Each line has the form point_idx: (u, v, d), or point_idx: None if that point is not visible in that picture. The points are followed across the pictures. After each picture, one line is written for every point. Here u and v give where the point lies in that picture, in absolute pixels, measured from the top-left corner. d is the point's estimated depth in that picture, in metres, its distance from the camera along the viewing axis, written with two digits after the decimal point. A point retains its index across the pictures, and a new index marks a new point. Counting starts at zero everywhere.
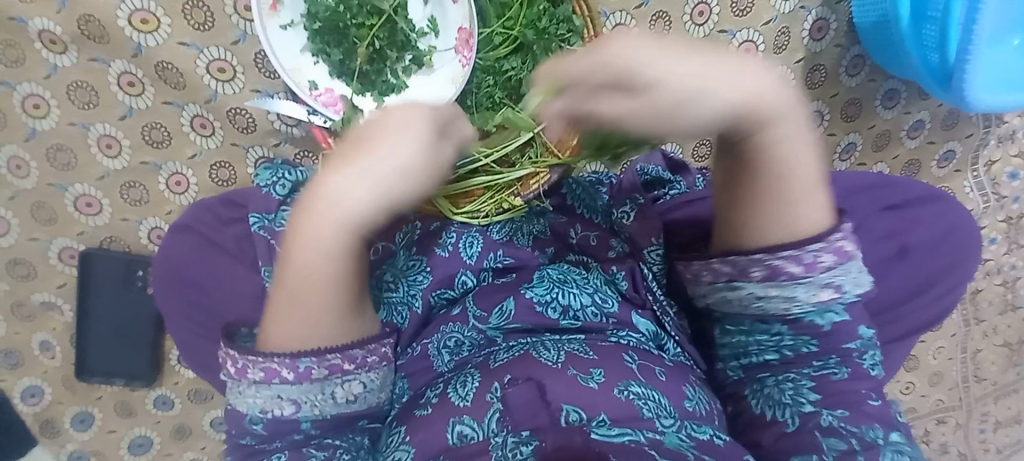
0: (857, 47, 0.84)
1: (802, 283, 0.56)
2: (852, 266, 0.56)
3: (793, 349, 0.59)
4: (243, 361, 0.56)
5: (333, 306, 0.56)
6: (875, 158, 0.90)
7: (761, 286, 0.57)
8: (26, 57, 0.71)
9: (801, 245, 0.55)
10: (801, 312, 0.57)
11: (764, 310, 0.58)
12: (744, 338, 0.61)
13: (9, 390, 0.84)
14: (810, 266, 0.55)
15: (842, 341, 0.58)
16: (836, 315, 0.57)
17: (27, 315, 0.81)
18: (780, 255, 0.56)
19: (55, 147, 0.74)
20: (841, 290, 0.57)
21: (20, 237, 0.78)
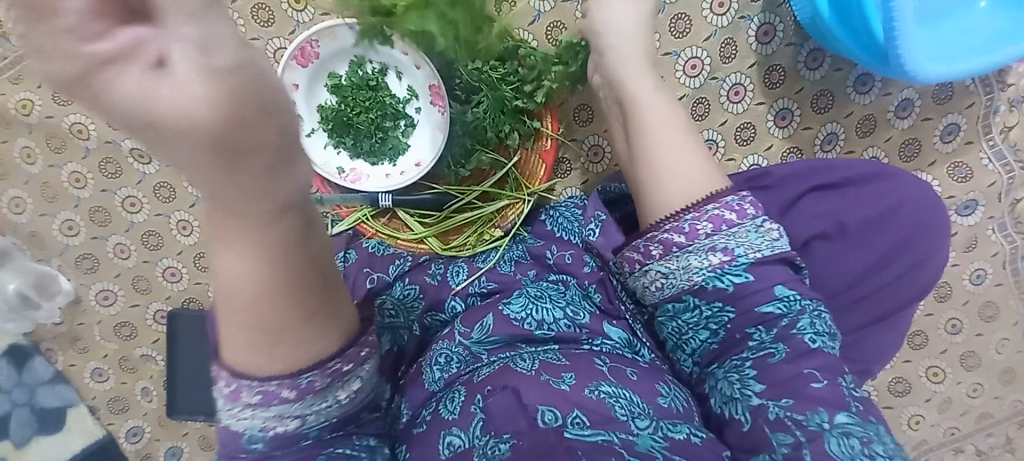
0: (811, 42, 0.86)
1: (691, 251, 0.61)
2: (737, 229, 0.61)
3: (717, 321, 0.62)
4: (234, 384, 0.47)
5: (274, 314, 0.46)
6: (864, 143, 0.88)
7: (663, 263, 0.62)
8: (123, 170, 0.97)
9: (678, 216, 0.62)
10: (704, 280, 0.60)
11: (673, 289, 0.62)
12: (674, 323, 0.64)
13: (117, 431, 1.05)
14: (691, 234, 0.61)
15: (757, 303, 0.60)
16: (734, 277, 0.60)
17: (132, 367, 1.04)
18: (665, 228, 0.62)
19: (147, 233, 0.99)
20: (732, 255, 0.60)
21: (127, 305, 1.02)
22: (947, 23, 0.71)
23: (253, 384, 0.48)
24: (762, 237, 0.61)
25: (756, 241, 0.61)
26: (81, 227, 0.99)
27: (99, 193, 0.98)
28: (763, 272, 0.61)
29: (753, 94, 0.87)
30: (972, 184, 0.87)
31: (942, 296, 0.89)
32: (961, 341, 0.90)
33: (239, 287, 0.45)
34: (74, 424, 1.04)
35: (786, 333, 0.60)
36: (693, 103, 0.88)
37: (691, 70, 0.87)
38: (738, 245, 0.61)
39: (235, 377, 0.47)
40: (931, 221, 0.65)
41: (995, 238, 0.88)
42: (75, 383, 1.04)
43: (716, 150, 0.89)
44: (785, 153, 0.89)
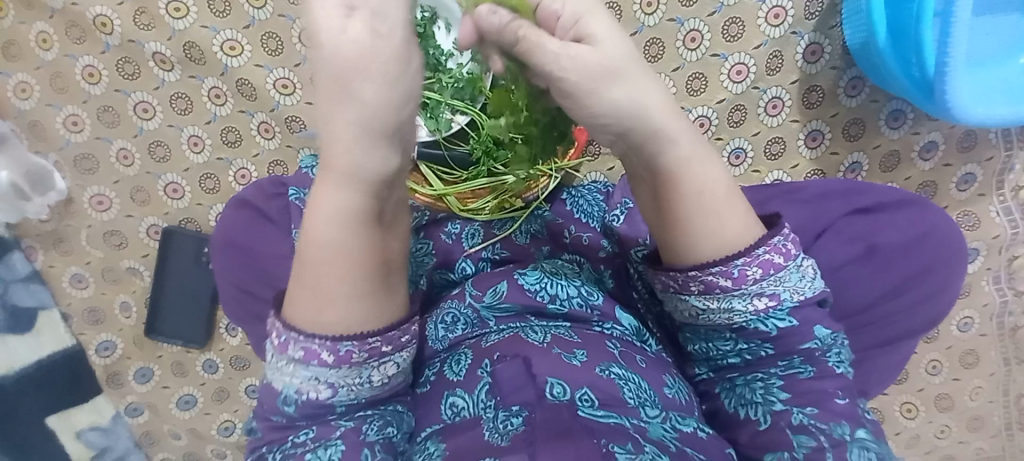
0: (854, 70, 0.87)
1: (735, 295, 0.57)
2: (783, 273, 0.57)
3: (753, 353, 0.61)
4: (283, 338, 0.53)
5: (358, 289, 0.52)
6: (885, 177, 0.90)
7: (700, 299, 0.59)
8: (141, 73, 0.93)
9: (728, 260, 0.56)
10: (745, 321, 0.59)
11: (709, 323, 0.61)
12: (704, 344, 0.64)
13: (88, 343, 1.01)
14: (738, 279, 0.57)
15: (799, 342, 0.60)
16: (779, 321, 0.58)
17: (115, 279, 1.00)
18: (710, 271, 0.57)
19: (155, 143, 0.95)
20: (778, 300, 0.58)
21: (121, 214, 0.98)
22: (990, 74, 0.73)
23: (299, 339, 0.53)
24: (804, 278, 0.59)
25: (800, 283, 0.59)
26: (86, 124, 0.95)
27: (112, 92, 0.94)
28: (803, 314, 0.59)
29: (790, 110, 0.89)
30: (976, 233, 0.90)
31: (930, 337, 0.91)
32: (939, 382, 0.93)
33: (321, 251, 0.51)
34: (45, 328, 1.00)
35: (812, 355, 0.60)
36: (730, 108, 0.88)
37: (735, 76, 0.87)
38: (784, 289, 0.58)
39: (295, 328, 0.52)
40: (955, 257, 0.66)
41: (989, 290, 0.91)
42: (52, 286, 1.00)
43: (743, 159, 0.90)
44: (808, 174, 0.91)
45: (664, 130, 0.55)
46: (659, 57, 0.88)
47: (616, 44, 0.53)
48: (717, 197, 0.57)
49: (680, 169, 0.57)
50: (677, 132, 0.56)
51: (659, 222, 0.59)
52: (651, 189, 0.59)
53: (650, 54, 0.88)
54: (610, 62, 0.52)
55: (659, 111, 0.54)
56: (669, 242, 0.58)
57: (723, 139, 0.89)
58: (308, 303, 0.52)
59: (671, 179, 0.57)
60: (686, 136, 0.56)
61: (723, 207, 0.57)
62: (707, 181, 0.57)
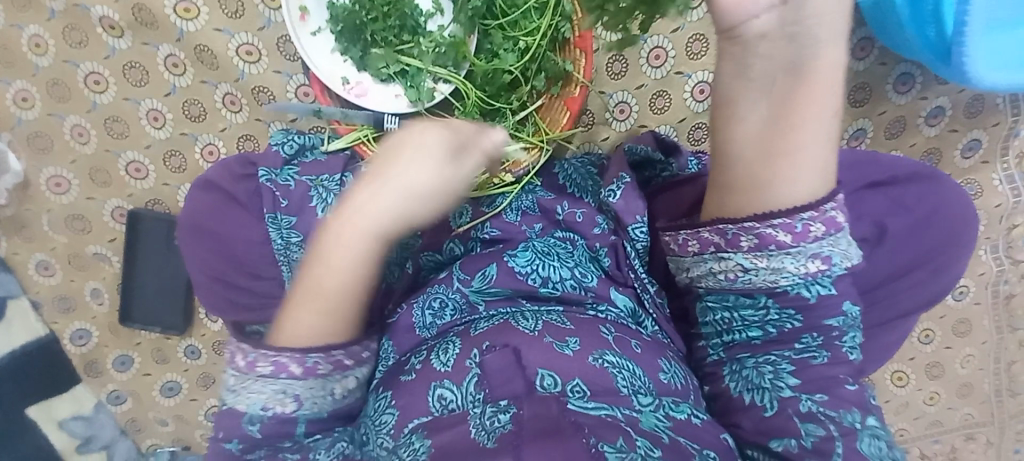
0: (863, 30, 0.82)
1: (789, 254, 0.55)
2: (841, 236, 0.55)
3: (776, 325, 0.59)
4: (253, 356, 0.59)
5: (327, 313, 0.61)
6: (889, 145, 0.86)
7: (747, 257, 0.56)
8: (89, 40, 0.84)
9: (793, 213, 0.54)
10: (788, 285, 0.56)
11: (747, 286, 0.57)
12: (726, 314, 0.61)
13: (62, 332, 0.97)
14: (799, 235, 0.54)
15: (823, 318, 0.58)
16: (822, 288, 0.56)
17: (82, 265, 0.94)
18: (771, 223, 0.55)
19: (111, 118, 0.87)
20: (828, 264, 0.56)
21: (81, 197, 0.91)
22: None
23: (267, 355, 0.59)
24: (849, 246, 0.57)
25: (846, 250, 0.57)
26: (36, 99, 0.87)
27: (60, 63, 0.85)
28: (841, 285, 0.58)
29: None
30: (977, 201, 0.88)
31: None
32: (930, 351, 0.93)
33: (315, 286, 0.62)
34: (15, 318, 0.95)
35: (830, 342, 0.59)
36: None
37: None
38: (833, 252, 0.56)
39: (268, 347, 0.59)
40: (967, 233, 0.64)
41: (985, 259, 0.90)
42: (19, 274, 0.94)
43: None
44: None
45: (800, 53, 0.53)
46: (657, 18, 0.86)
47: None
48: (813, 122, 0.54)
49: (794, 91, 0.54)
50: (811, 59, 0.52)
51: (741, 157, 0.56)
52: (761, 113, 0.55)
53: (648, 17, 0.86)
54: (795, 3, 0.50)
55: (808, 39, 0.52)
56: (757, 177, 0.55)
57: None
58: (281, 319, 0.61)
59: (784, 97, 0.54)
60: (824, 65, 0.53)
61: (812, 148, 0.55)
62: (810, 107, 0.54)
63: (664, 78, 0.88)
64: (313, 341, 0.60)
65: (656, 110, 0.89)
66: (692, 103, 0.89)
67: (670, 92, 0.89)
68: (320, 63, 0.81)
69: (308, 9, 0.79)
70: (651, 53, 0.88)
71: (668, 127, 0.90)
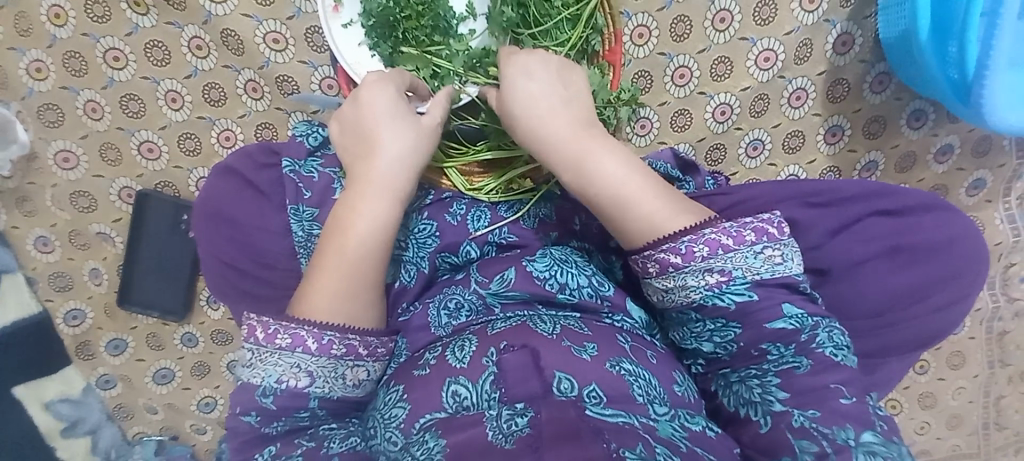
0: (883, 64, 0.84)
1: (686, 272, 0.62)
2: (733, 254, 0.61)
3: (724, 335, 0.64)
4: (272, 327, 0.61)
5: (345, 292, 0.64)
6: (899, 178, 0.88)
7: (659, 280, 0.63)
8: (112, 15, 0.83)
9: (675, 236, 0.61)
10: (701, 298, 0.62)
11: (673, 304, 0.64)
12: (679, 329, 0.67)
13: (56, 311, 0.94)
14: (686, 255, 0.61)
15: (767, 321, 0.62)
16: (734, 295, 0.62)
17: (83, 244, 0.92)
18: (662, 248, 0.62)
19: (127, 96, 0.86)
20: (729, 276, 0.61)
21: (89, 174, 0.89)
22: None
23: (288, 327, 0.61)
24: (761, 260, 0.62)
25: (754, 263, 0.62)
26: (51, 71, 0.84)
27: (79, 36, 0.83)
28: (765, 290, 0.62)
29: (813, 103, 0.85)
30: None
31: None
32: (925, 381, 0.95)
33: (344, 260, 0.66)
34: (7, 293, 0.92)
35: (807, 348, 0.63)
36: (753, 97, 0.85)
37: (762, 63, 0.83)
38: (735, 267, 0.62)
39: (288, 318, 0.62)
40: (978, 266, 0.66)
41: (983, 295, 0.92)
42: (15, 248, 0.91)
43: (761, 151, 0.87)
44: (824, 170, 0.88)
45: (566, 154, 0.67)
46: (684, 36, 0.83)
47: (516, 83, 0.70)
48: (632, 186, 0.65)
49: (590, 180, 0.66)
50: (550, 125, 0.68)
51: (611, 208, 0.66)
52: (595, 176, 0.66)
53: (675, 33, 0.83)
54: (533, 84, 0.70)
55: (559, 138, 0.68)
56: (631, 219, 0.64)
57: (743, 129, 0.86)
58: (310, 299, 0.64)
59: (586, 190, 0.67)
60: (588, 151, 0.67)
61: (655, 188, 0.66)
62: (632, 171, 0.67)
63: (687, 97, 0.85)
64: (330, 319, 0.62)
65: (676, 128, 0.87)
66: (712, 124, 0.86)
67: (692, 112, 0.86)
68: (347, 58, 0.81)
69: (342, 1, 0.79)
70: (676, 71, 0.84)
71: (686, 145, 0.87)
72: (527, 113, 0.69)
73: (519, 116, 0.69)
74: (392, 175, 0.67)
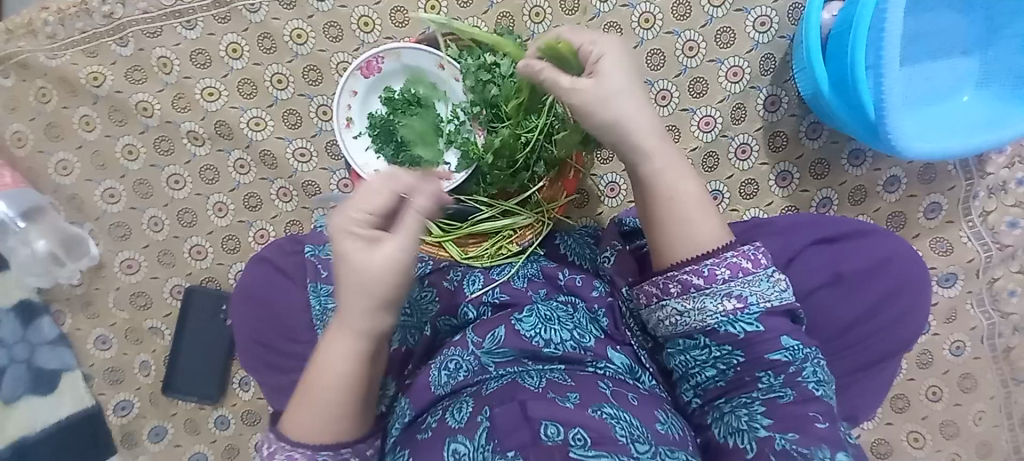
0: (811, 116, 0.97)
1: (708, 294, 0.66)
2: (752, 277, 0.66)
3: (727, 362, 0.67)
4: (274, 447, 0.67)
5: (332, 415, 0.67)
6: (855, 210, 0.97)
7: (679, 301, 0.67)
8: (176, 149, 1.05)
9: (698, 260, 0.66)
10: (716, 323, 0.66)
11: (685, 328, 0.68)
12: (682, 357, 0.70)
13: (107, 403, 1.05)
14: (709, 277, 0.65)
15: (766, 350, 0.66)
16: (746, 325, 0.66)
17: (137, 338, 1.06)
18: (685, 270, 0.67)
19: (183, 210, 1.05)
20: (745, 302, 0.66)
21: (148, 276, 1.06)
22: (970, 96, 0.93)
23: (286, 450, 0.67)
24: (772, 287, 0.67)
25: (767, 291, 0.67)
26: (122, 195, 1.05)
27: (149, 167, 1.05)
28: (770, 323, 0.66)
29: (758, 154, 0.97)
30: (951, 258, 0.94)
31: (924, 362, 0.93)
32: (941, 408, 0.93)
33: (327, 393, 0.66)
34: (64, 390, 1.03)
35: (793, 380, 0.66)
36: (703, 155, 0.97)
37: (704, 126, 0.97)
38: (751, 293, 0.66)
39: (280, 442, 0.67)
40: (916, 281, 0.74)
41: (974, 313, 0.94)
42: (77, 348, 1.05)
43: (721, 200, 0.98)
44: (783, 210, 0.98)
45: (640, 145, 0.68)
46: None
47: (613, 80, 0.68)
48: (690, 199, 0.69)
49: (655, 177, 0.69)
50: (636, 128, 0.68)
51: (655, 211, 0.70)
52: (640, 191, 0.71)
53: None
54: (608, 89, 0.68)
55: (640, 130, 0.68)
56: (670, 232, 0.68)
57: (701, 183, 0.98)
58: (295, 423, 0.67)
59: (644, 184, 0.70)
60: (659, 149, 0.69)
61: (706, 206, 0.69)
62: (686, 187, 0.69)
63: None
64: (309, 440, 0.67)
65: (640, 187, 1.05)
66: None
67: None
68: (360, 161, 0.99)
69: (353, 118, 0.99)
70: None
71: None
72: (619, 90, 0.68)
73: (610, 99, 0.68)
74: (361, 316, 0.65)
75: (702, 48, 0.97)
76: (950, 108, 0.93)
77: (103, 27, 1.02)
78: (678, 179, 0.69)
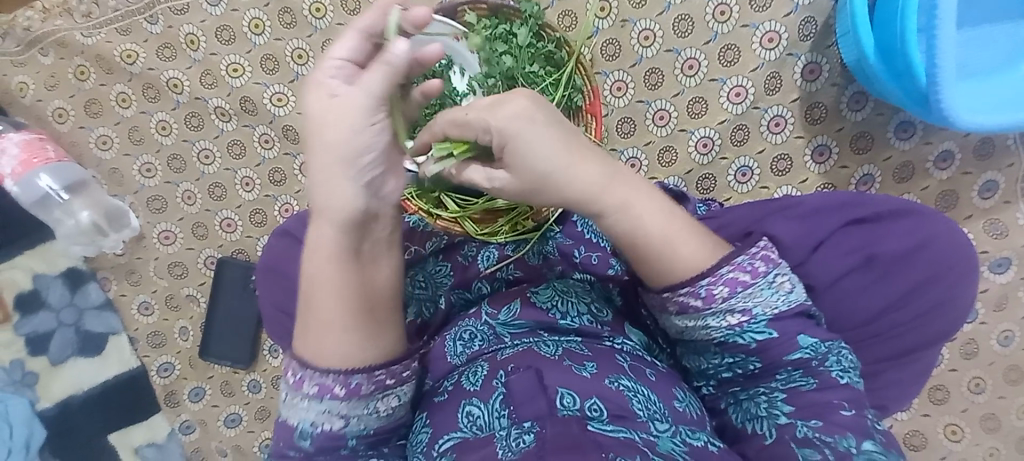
0: (855, 85, 0.89)
1: (707, 315, 0.61)
2: (752, 289, 0.60)
3: (743, 367, 0.64)
4: (299, 375, 0.61)
5: (355, 319, 0.60)
6: (900, 188, 0.90)
7: (680, 319, 0.63)
8: (205, 124, 1.08)
9: (693, 281, 0.60)
10: (723, 336, 0.62)
11: (693, 339, 0.64)
12: (697, 357, 0.66)
13: (150, 364, 1.12)
14: (707, 299, 0.60)
15: (784, 353, 0.62)
16: (756, 334, 0.61)
17: (176, 305, 1.12)
18: (681, 292, 0.61)
19: (214, 184, 1.09)
20: (750, 314, 0.61)
21: (183, 247, 1.11)
22: None
23: (313, 376, 0.61)
24: (776, 292, 0.62)
25: (772, 297, 0.61)
26: (158, 171, 1.10)
27: (180, 142, 1.09)
28: (783, 325, 0.62)
29: (793, 127, 0.91)
30: (1005, 242, 0.88)
31: (968, 352, 0.88)
32: (984, 402, 0.88)
33: (335, 301, 0.60)
34: (112, 351, 1.11)
35: (815, 369, 0.63)
36: (732, 129, 0.92)
37: (734, 97, 0.91)
38: (756, 304, 0.61)
39: (303, 368, 0.61)
40: (958, 264, 0.68)
41: None
42: (122, 312, 1.12)
43: (750, 177, 0.93)
44: (818, 188, 0.92)
45: (575, 187, 0.60)
46: (658, 85, 0.93)
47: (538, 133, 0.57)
48: (661, 236, 0.61)
49: (616, 231, 0.62)
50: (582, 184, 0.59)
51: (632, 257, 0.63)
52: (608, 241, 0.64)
53: (650, 83, 0.93)
54: (533, 136, 0.57)
55: (591, 187, 0.59)
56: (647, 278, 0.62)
57: (729, 159, 0.92)
58: (317, 347, 0.61)
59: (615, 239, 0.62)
60: (611, 199, 0.60)
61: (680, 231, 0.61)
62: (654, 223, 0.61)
63: (669, 136, 0.93)
64: (345, 365, 0.60)
65: (664, 163, 0.94)
66: (696, 157, 0.93)
67: (676, 148, 0.94)
68: None
69: None
70: (656, 114, 0.93)
71: (676, 178, 0.94)
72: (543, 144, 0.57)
73: (551, 160, 0.57)
74: (348, 193, 0.56)
75: (735, 13, 0.90)
76: (1010, 77, 0.83)
77: (134, 5, 1.05)
78: (640, 221, 0.61)
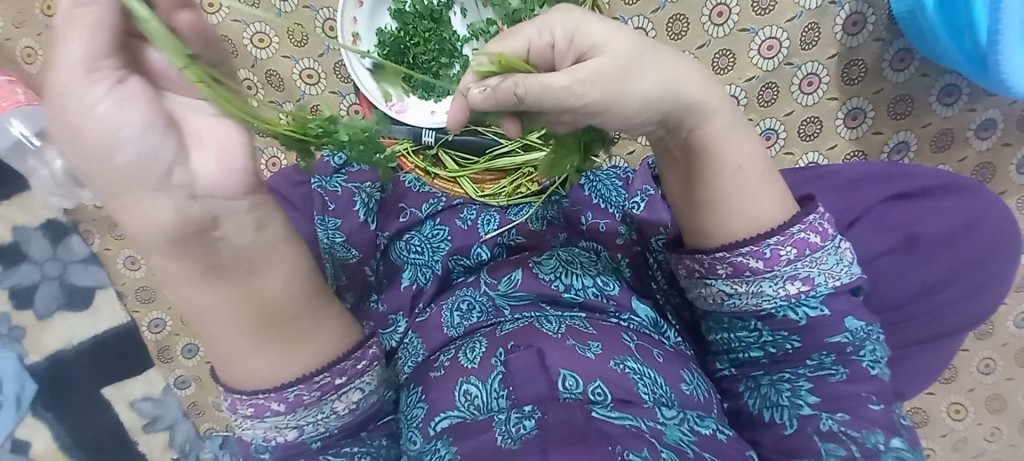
0: (901, 41, 0.80)
1: (767, 279, 0.56)
2: (819, 254, 0.56)
3: (777, 346, 0.60)
4: (230, 399, 0.52)
5: (259, 329, 0.48)
6: (936, 159, 0.83)
7: (728, 284, 0.58)
8: None
9: (759, 240, 0.55)
10: (774, 308, 0.57)
11: (733, 310, 0.59)
12: (726, 336, 0.62)
13: (141, 320, 1.09)
14: (770, 260, 0.56)
15: (827, 335, 0.59)
16: (810, 309, 0.57)
17: None
18: (742, 251, 0.56)
19: None
20: (811, 284, 0.57)
21: None
22: None
23: (246, 398, 0.51)
24: (840, 263, 0.58)
25: (836, 268, 0.57)
26: None
27: None
28: (836, 304, 0.58)
29: (827, 86, 0.83)
30: None
31: (983, 333, 0.85)
32: (992, 382, 0.87)
33: (223, 319, 0.47)
34: (101, 306, 1.08)
35: (845, 357, 0.60)
36: (761, 87, 0.83)
37: (766, 51, 0.82)
38: (818, 273, 0.57)
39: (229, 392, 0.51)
40: (1004, 247, 0.64)
41: None
42: (108, 267, 1.08)
43: (775, 140, 0.85)
44: (848, 155, 0.85)
45: (704, 101, 0.54)
46: (682, 34, 0.83)
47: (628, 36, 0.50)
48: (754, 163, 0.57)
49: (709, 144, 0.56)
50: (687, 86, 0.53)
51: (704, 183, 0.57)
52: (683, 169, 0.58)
53: (672, 31, 0.83)
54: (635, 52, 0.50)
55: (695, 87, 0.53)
56: (716, 215, 0.57)
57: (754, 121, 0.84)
58: (236, 367, 0.50)
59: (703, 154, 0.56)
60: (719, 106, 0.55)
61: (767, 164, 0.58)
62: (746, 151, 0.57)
63: None
64: (275, 381, 0.51)
65: None
66: None
67: None
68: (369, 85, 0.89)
69: (359, 35, 0.88)
70: None
71: None
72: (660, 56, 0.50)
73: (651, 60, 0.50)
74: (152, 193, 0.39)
75: None
76: None
77: None
78: (740, 139, 0.57)
